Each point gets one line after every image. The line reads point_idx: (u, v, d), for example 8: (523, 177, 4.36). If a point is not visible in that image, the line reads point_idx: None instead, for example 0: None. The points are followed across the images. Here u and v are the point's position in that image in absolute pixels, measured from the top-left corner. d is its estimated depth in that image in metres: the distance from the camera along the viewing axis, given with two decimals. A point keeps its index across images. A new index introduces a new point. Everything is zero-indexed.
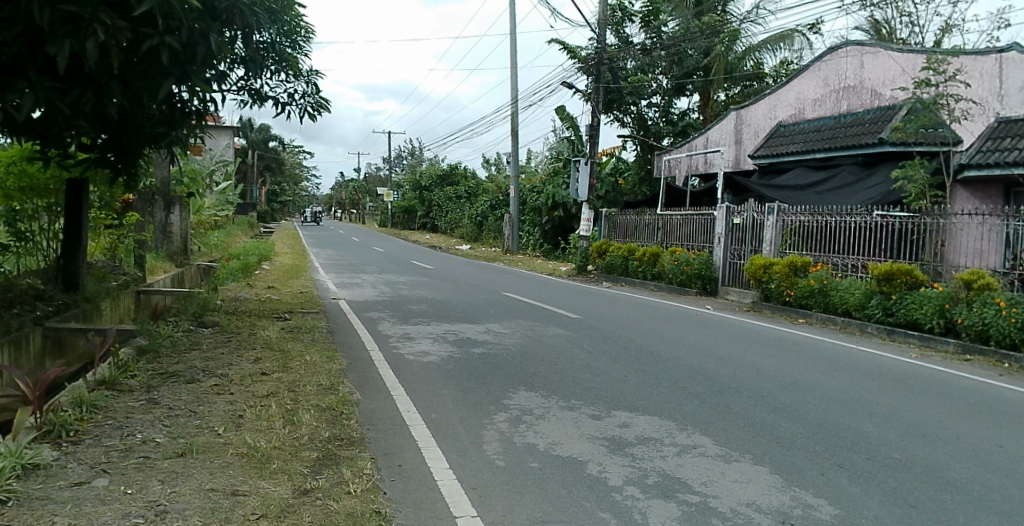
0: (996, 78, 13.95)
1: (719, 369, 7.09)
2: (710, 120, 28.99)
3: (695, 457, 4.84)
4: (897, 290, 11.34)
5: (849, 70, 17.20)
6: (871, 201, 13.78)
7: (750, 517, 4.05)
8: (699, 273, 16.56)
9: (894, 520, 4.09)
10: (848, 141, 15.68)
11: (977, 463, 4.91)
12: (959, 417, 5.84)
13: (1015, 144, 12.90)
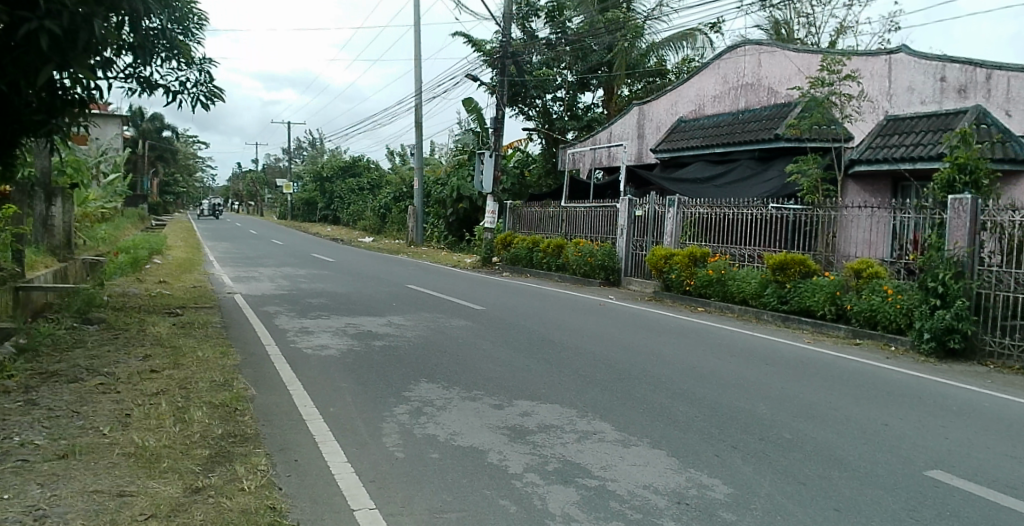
0: (886, 79, 14.65)
1: (622, 358, 7.21)
2: (613, 114, 29.52)
3: (595, 443, 4.92)
4: (791, 279, 11.83)
5: (747, 68, 17.83)
6: (768, 194, 14.16)
7: (648, 500, 4.20)
8: (603, 264, 16.98)
9: (787, 500, 4.29)
10: (747, 136, 16.16)
11: (863, 440, 5.21)
12: (846, 397, 6.17)
13: (901, 141, 13.51)
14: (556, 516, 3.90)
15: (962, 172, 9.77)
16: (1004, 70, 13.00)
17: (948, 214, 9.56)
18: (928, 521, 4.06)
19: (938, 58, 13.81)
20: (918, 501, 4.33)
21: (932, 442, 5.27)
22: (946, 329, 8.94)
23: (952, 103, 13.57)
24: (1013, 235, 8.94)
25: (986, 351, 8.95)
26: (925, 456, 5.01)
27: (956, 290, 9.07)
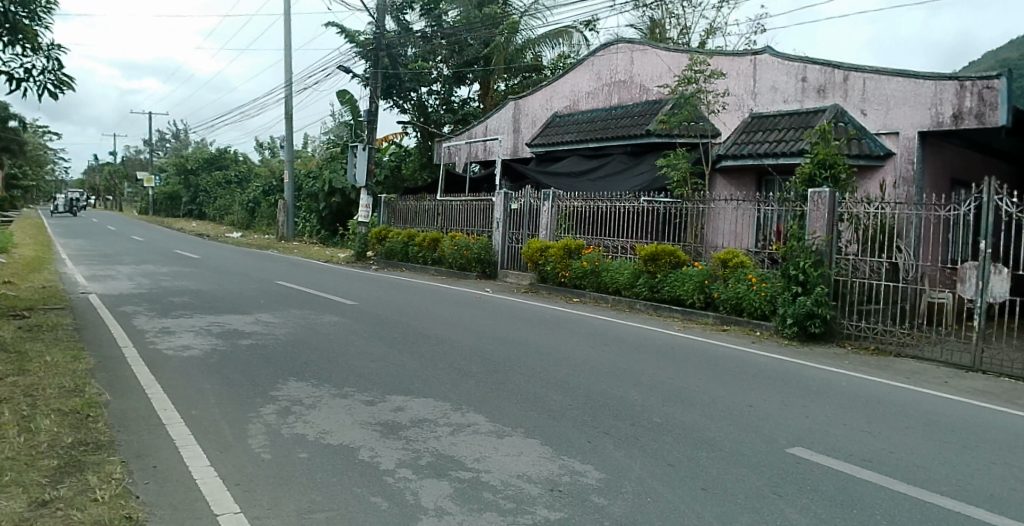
0: (751, 78, 15.22)
1: (498, 349, 7.28)
2: (488, 108, 29.93)
3: (468, 435, 4.95)
4: (661, 269, 12.24)
5: (621, 66, 18.31)
6: (639, 189, 14.79)
7: (522, 490, 4.26)
8: (478, 256, 17.07)
9: (660, 485, 4.45)
10: (619, 132, 16.73)
11: (732, 421, 5.47)
12: (713, 381, 6.47)
13: (765, 137, 14.07)
14: (429, 510, 3.88)
15: (821, 167, 10.19)
16: (860, 71, 13.14)
17: (808, 207, 10.16)
18: (789, 498, 4.36)
19: (799, 58, 14.25)
20: (779, 479, 4.60)
21: (793, 420, 5.60)
22: (807, 314, 9.43)
23: (811, 102, 14.01)
24: (867, 225, 9.62)
25: (843, 334, 9.63)
26: (787, 434, 5.30)
27: (815, 277, 9.65)
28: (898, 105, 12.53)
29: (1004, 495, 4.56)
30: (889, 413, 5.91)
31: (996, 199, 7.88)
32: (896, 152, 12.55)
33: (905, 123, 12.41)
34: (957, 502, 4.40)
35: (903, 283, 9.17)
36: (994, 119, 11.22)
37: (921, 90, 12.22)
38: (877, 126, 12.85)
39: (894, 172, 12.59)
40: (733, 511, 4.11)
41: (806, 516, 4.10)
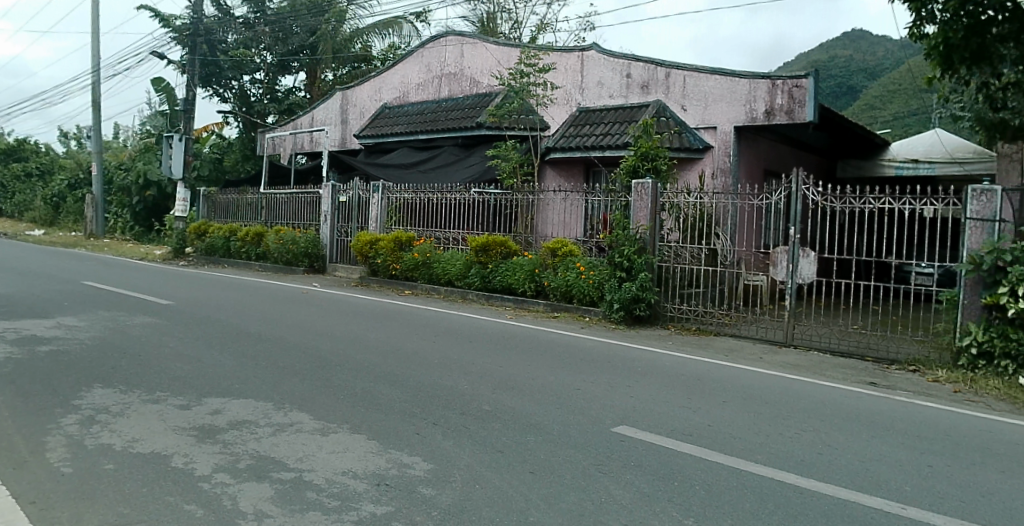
0: (578, 73, 15.66)
1: (326, 345, 7.21)
2: (314, 98, 29.30)
3: (290, 435, 4.88)
4: (493, 259, 12.59)
5: (450, 58, 18.42)
6: (471, 179, 15.02)
7: (347, 486, 4.20)
8: (305, 251, 16.62)
9: (489, 472, 4.55)
10: (449, 124, 16.68)
11: (559, 405, 5.66)
12: (542, 367, 6.70)
13: (593, 130, 14.56)
14: (245, 514, 3.74)
15: (644, 159, 11.12)
16: (680, 69, 13.91)
17: (632, 196, 10.71)
18: (613, 474, 4.63)
19: (623, 55, 14.81)
20: (603, 458, 4.83)
21: (618, 400, 5.87)
22: (633, 299, 10.00)
23: (636, 97, 14.63)
24: (687, 213, 10.15)
25: (667, 316, 10.22)
26: (613, 414, 5.55)
27: (639, 264, 10.18)
28: (716, 102, 13.37)
29: (813, 459, 5.03)
30: (710, 389, 6.32)
31: (803, 189, 8.57)
32: (714, 146, 13.44)
33: (723, 118, 13.29)
34: (769, 469, 4.85)
35: (721, 268, 9.76)
36: (803, 115, 12.24)
37: (737, 87, 13.08)
38: (696, 121, 13.67)
39: (712, 164, 13.48)
40: (563, 493, 4.30)
41: (629, 494, 4.36)
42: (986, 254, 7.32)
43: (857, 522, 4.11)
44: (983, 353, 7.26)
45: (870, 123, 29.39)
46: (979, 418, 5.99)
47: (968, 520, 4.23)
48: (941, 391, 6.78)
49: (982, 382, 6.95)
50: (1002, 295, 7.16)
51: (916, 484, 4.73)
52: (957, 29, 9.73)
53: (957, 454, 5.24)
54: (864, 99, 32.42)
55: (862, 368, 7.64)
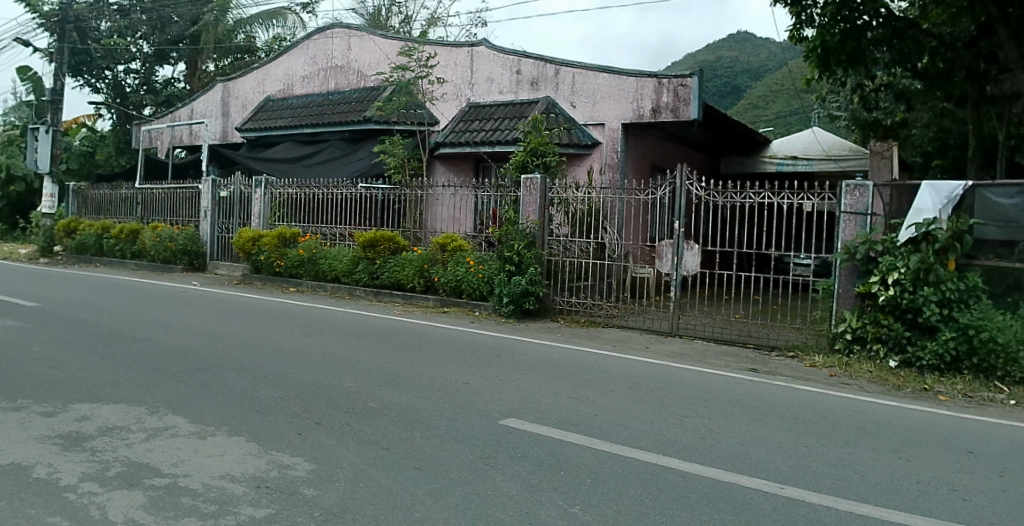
0: (468, 68, 15.60)
1: (205, 346, 7.01)
2: (194, 90, 28.41)
3: (165, 440, 4.72)
4: (381, 255, 12.44)
5: (336, 50, 18.02)
6: (357, 174, 14.84)
7: (224, 490, 4.06)
8: (184, 248, 16.07)
9: (374, 470, 4.51)
10: (335, 117, 16.33)
11: (446, 400, 5.68)
12: (431, 362, 6.73)
13: (482, 126, 14.57)
14: (112, 523, 3.54)
15: (533, 155, 11.22)
16: (569, 66, 14.12)
17: (522, 191, 10.77)
18: (500, 467, 4.68)
19: (512, 52, 14.89)
20: (492, 451, 4.88)
21: (506, 393, 5.94)
22: (522, 293, 10.07)
23: (525, 93, 14.74)
24: (577, 209, 10.40)
25: (556, 309, 10.45)
26: (502, 407, 5.59)
27: (528, 258, 10.26)
28: (604, 99, 13.64)
29: (698, 444, 5.20)
30: (598, 380, 6.49)
31: (687, 184, 8.99)
32: (602, 142, 13.70)
33: (611, 115, 13.55)
34: (654, 454, 5.01)
35: (609, 261, 10.08)
36: (688, 113, 12.65)
37: (625, 85, 13.39)
38: (585, 118, 13.90)
39: (601, 160, 13.76)
40: (450, 488, 4.30)
41: (516, 485, 4.41)
42: (860, 245, 7.82)
43: (737, 505, 4.31)
44: (857, 338, 7.74)
45: (754, 122, 31.06)
46: (844, 398, 6.39)
47: (836, 499, 4.53)
48: (819, 376, 7.23)
49: (856, 366, 7.42)
50: (873, 284, 7.60)
51: (790, 464, 4.99)
52: (833, 32, 11.59)
53: (832, 434, 5.53)
54: (749, 97, 33.63)
55: (746, 356, 8.02)
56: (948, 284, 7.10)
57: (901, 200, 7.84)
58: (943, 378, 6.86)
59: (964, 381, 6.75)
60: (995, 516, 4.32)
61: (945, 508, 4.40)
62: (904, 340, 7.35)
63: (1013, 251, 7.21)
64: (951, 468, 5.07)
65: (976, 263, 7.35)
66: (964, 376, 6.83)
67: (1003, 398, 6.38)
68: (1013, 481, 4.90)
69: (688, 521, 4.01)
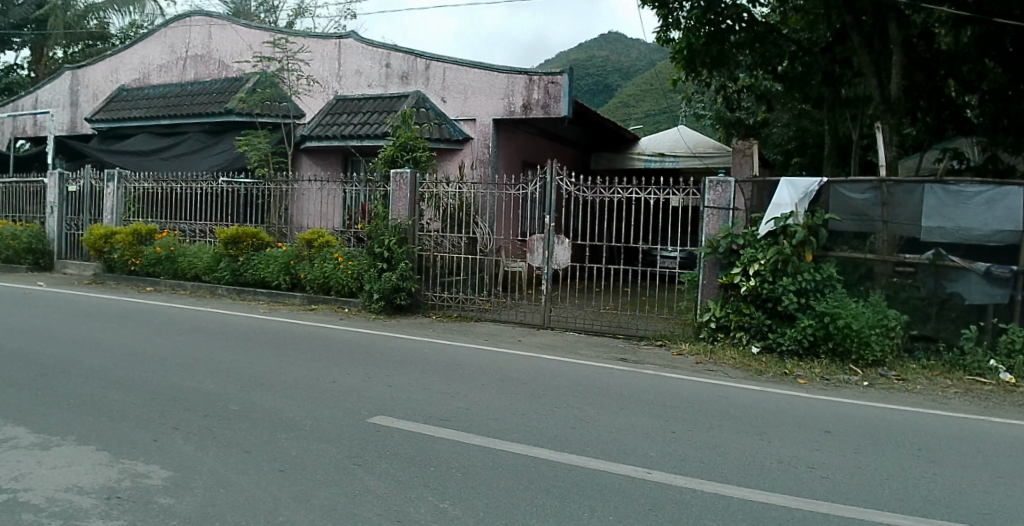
0: (335, 61, 15.24)
1: (45, 351, 6.58)
2: (40, 77, 27.11)
3: (5, 453, 4.38)
4: (244, 252, 12.08)
5: (197, 40, 17.16)
6: (217, 168, 14.56)
7: (70, 503, 3.77)
8: (28, 247, 15.12)
9: (235, 474, 4.32)
10: (194, 108, 15.75)
11: (312, 399, 5.56)
12: (299, 361, 6.62)
13: (350, 119, 14.32)
14: None
15: (404, 150, 11.20)
16: (439, 61, 14.07)
17: (392, 186, 10.58)
18: (369, 466, 4.58)
19: (381, 45, 14.66)
20: (361, 450, 4.78)
21: (375, 390, 5.86)
22: (393, 289, 10.03)
23: (394, 87, 14.54)
24: (448, 204, 10.37)
25: (428, 304, 10.42)
26: (372, 405, 5.51)
27: (398, 254, 10.14)
28: (475, 95, 13.69)
29: (567, 433, 5.27)
30: (470, 374, 6.49)
31: (557, 179, 9.16)
32: (473, 138, 13.77)
33: (481, 111, 13.63)
34: (526, 446, 5.03)
35: (481, 256, 10.22)
36: (558, 109, 12.95)
37: (496, 81, 13.49)
38: (456, 113, 13.91)
39: (471, 154, 13.83)
40: (317, 489, 4.16)
41: (385, 483, 4.32)
42: (722, 239, 8.17)
43: (607, 491, 4.39)
44: (721, 326, 8.12)
45: (624, 119, 31.97)
46: (706, 383, 6.69)
47: (700, 481, 4.68)
48: (686, 364, 7.55)
49: (720, 353, 7.80)
50: (735, 275, 7.97)
51: (658, 449, 5.12)
52: (698, 36, 11.96)
53: (699, 419, 5.71)
54: (619, 97, 34.51)
55: (617, 346, 8.28)
56: (805, 275, 7.53)
57: (761, 195, 8.26)
58: (802, 363, 7.34)
59: (821, 365, 7.27)
60: (849, 492, 4.59)
61: (803, 489, 4.60)
62: (765, 327, 7.76)
63: (865, 243, 7.73)
64: (808, 446, 5.35)
65: (832, 254, 7.85)
66: (822, 359, 7.34)
67: (857, 379, 6.94)
68: (862, 456, 5.23)
69: (557, 511, 4.05)
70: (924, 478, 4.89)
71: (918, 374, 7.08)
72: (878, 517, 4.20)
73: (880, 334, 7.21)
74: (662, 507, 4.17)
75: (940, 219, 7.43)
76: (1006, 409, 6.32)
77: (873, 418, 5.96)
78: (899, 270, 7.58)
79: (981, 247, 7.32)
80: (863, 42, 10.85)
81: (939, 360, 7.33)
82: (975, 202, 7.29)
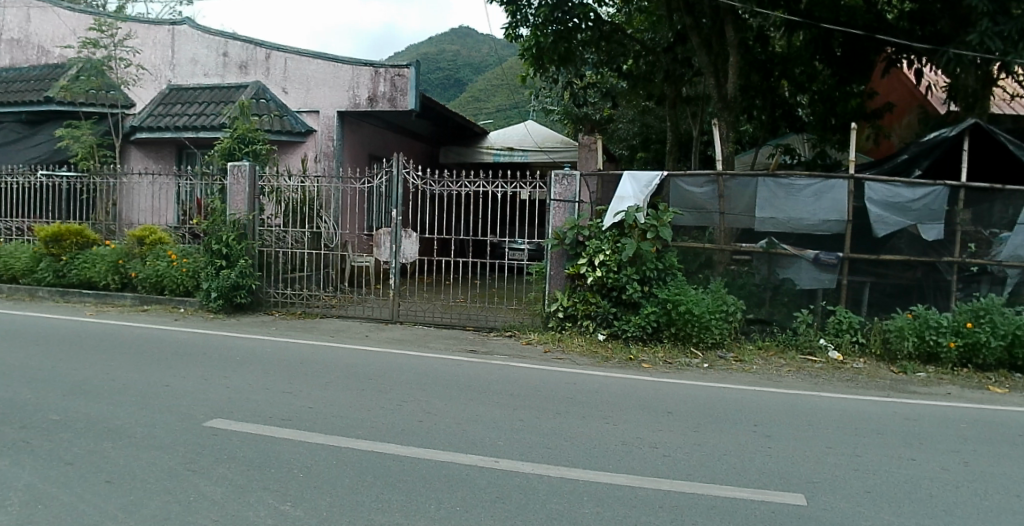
0: (169, 48, 14.42)
1: None
2: None
3: None
4: (66, 251, 11.23)
5: (13, 22, 15.85)
6: (37, 161, 13.61)
7: None
8: None
9: (54, 488, 4.02)
10: (10, 96, 14.47)
11: (144, 406, 5.31)
12: (129, 365, 6.32)
13: (184, 109, 13.62)
14: None
15: (241, 142, 10.72)
16: (280, 51, 13.72)
17: (229, 180, 10.18)
18: (204, 471, 4.37)
19: (218, 32, 14.06)
20: (197, 455, 4.57)
21: (213, 392, 5.70)
22: (232, 287, 9.65)
23: (233, 77, 14.02)
24: (289, 198, 10.14)
25: (270, 302, 10.19)
26: (208, 408, 5.33)
27: (237, 250, 9.80)
28: (318, 86, 13.49)
29: (415, 426, 5.27)
30: (319, 371, 6.44)
31: (403, 172, 9.15)
32: (317, 130, 13.54)
33: (325, 103, 13.45)
34: (372, 442, 4.97)
35: (325, 250, 10.11)
36: (404, 102, 12.99)
37: (340, 73, 13.35)
38: (298, 104, 13.64)
39: (314, 147, 13.60)
40: (147, 498, 3.93)
41: (221, 488, 4.13)
42: (569, 231, 8.38)
43: (453, 482, 4.40)
44: (568, 316, 8.41)
45: (475, 112, 31.96)
46: (554, 370, 6.94)
47: (546, 467, 4.77)
48: (535, 352, 7.83)
49: (568, 341, 8.13)
50: (581, 266, 8.23)
51: (504, 438, 5.19)
52: (546, 33, 12.07)
53: (543, 405, 5.88)
54: (470, 91, 34.60)
55: (465, 338, 8.44)
56: (648, 265, 7.94)
57: (606, 189, 8.59)
58: (646, 347, 7.79)
59: (664, 349, 7.74)
60: (687, 469, 4.82)
61: (649, 466, 4.84)
62: (610, 315, 8.13)
63: (704, 234, 8.28)
64: (651, 427, 5.59)
65: (674, 245, 8.29)
66: (664, 344, 7.81)
67: (698, 362, 7.44)
68: (701, 434, 5.52)
69: (401, 505, 4.01)
70: (758, 452, 5.20)
71: (755, 355, 7.71)
72: (708, 490, 4.45)
73: (719, 319, 7.73)
74: (509, 494, 4.24)
75: (772, 211, 8.07)
76: (832, 384, 6.94)
77: (712, 398, 6.34)
78: (736, 258, 8.17)
79: (810, 236, 8.02)
80: (701, 43, 11.50)
81: (773, 341, 8.01)
82: (805, 194, 7.95)
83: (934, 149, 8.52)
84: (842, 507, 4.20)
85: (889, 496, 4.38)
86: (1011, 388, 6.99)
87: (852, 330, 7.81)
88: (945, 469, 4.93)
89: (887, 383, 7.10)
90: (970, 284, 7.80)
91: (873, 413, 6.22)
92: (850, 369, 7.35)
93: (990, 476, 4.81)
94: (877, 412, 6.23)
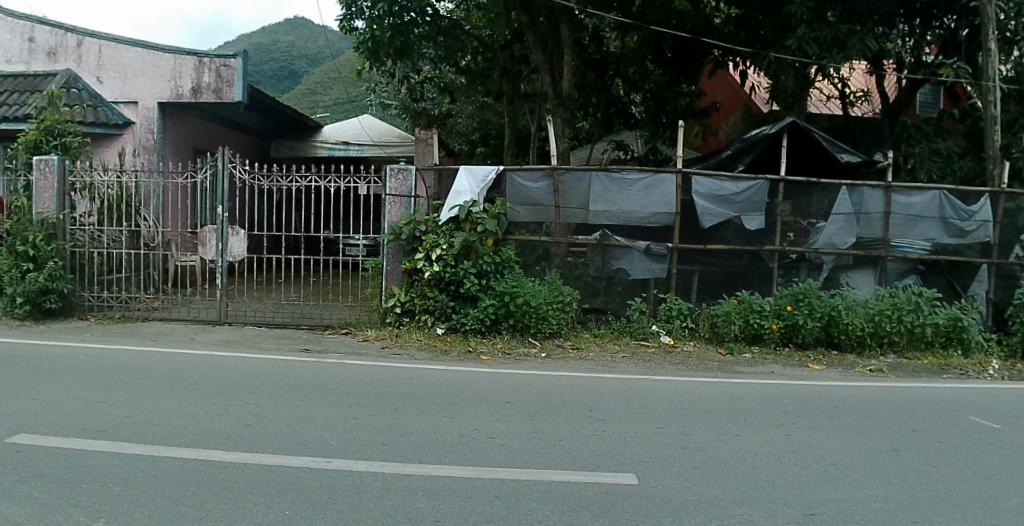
0: None
1: None
2: None
3: None
4: None
5: None
6: None
7: None
8: None
9: None
10: None
11: None
12: None
13: None
14: None
15: (49, 134, 9.93)
16: (94, 37, 12.78)
17: (35, 175, 9.50)
18: (6, 492, 4.03)
19: (24, 16, 12.99)
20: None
21: (13, 404, 5.34)
22: (40, 291, 9.02)
23: (41, 64, 12.96)
24: (104, 194, 9.67)
25: (85, 306, 9.60)
26: (13, 422, 5.00)
27: (46, 252, 9.19)
28: (137, 75, 12.72)
29: (241, 431, 5.16)
30: (132, 379, 6.16)
31: (229, 167, 8.87)
32: (136, 122, 12.76)
33: (144, 93, 12.70)
34: (196, 450, 4.80)
35: (146, 249, 9.76)
36: (230, 94, 12.53)
37: (161, 61, 12.67)
38: (114, 95, 12.80)
39: (133, 141, 12.81)
40: None
41: (27, 507, 3.85)
42: (404, 226, 8.44)
43: (280, 485, 4.32)
44: (406, 311, 8.51)
45: (311, 106, 30.67)
46: (393, 366, 7.03)
47: (380, 465, 4.76)
48: (371, 348, 7.90)
49: (405, 336, 8.19)
50: (418, 261, 8.31)
51: (338, 436, 5.18)
52: (382, 27, 11.93)
53: (380, 403, 5.92)
54: (307, 84, 33.16)
55: (300, 337, 8.31)
56: (483, 259, 8.16)
57: (442, 184, 8.70)
58: (484, 339, 8.03)
59: (502, 340, 8.01)
60: (524, 455, 5.03)
61: (490, 454, 5.02)
62: (448, 309, 8.29)
63: (541, 228, 8.56)
64: (488, 418, 5.75)
65: (511, 238, 8.54)
66: (503, 335, 8.08)
67: (536, 351, 7.78)
68: (536, 422, 5.73)
69: (225, 514, 3.87)
70: (595, 435, 5.49)
71: (591, 342, 8.17)
72: (542, 475, 4.64)
73: (556, 309, 8.11)
74: (341, 494, 4.22)
75: (603, 204, 8.48)
76: (665, 367, 7.43)
77: (551, 385, 6.64)
78: (573, 250, 8.55)
79: (641, 227, 8.53)
80: (535, 40, 11.79)
81: (609, 328, 8.48)
82: (636, 188, 8.44)
83: (756, 145, 9.24)
84: (670, 484, 4.50)
85: (714, 471, 4.74)
86: (827, 364, 7.73)
87: (682, 316, 8.40)
88: (769, 442, 5.38)
89: (713, 364, 7.67)
90: (790, 270, 8.55)
91: (704, 393, 6.69)
92: (681, 352, 7.90)
93: (803, 446, 5.30)
94: (707, 391, 6.73)
